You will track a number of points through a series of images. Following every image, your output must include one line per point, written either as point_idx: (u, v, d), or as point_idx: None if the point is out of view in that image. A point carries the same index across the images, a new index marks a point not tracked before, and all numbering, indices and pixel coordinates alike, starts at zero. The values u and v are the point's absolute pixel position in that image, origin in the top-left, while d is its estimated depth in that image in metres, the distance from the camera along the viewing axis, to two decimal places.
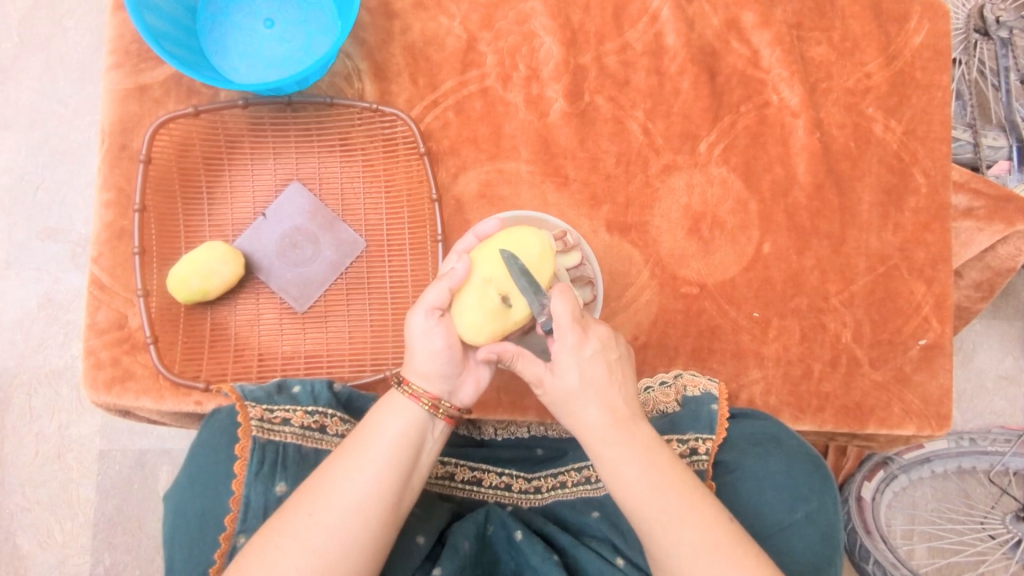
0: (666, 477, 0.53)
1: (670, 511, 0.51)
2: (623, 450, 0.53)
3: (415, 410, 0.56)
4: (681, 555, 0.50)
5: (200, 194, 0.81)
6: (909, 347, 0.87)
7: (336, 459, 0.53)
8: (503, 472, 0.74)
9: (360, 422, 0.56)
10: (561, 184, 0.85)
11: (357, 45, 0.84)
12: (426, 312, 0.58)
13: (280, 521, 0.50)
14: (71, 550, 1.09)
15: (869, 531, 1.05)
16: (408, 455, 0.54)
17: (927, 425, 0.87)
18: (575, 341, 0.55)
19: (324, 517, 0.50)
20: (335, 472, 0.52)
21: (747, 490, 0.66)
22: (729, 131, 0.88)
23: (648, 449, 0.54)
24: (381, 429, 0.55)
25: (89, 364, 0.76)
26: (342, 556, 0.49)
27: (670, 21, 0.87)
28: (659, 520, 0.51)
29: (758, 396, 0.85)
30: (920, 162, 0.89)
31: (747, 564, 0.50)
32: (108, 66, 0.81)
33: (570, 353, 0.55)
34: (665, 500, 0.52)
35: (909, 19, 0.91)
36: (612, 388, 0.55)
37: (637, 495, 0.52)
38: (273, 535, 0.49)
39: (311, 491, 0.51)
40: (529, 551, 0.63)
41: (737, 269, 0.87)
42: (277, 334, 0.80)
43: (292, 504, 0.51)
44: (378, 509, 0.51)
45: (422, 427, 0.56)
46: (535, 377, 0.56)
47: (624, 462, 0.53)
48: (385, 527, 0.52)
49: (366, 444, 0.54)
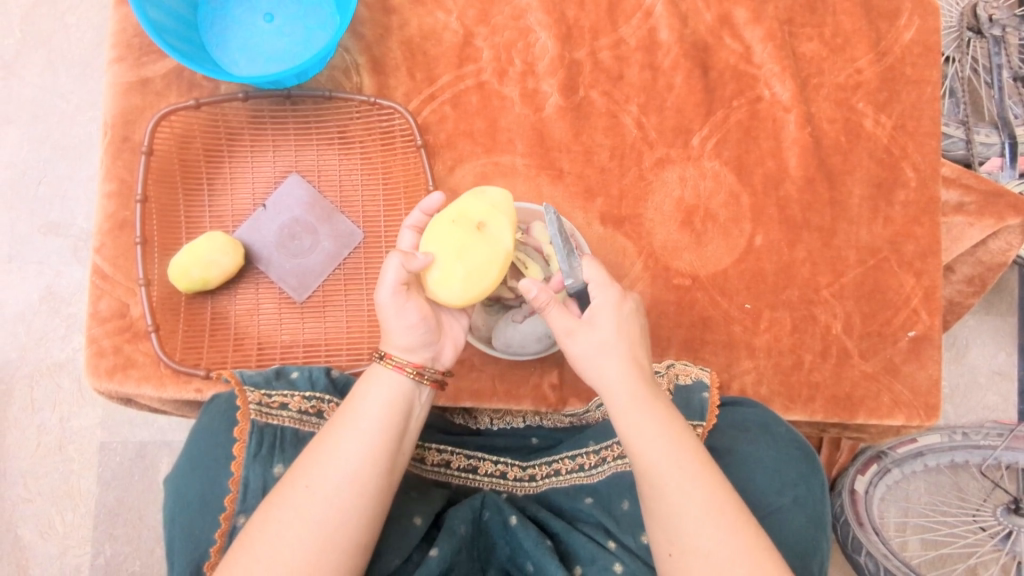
0: (681, 438, 0.55)
1: (682, 473, 0.53)
2: (645, 412, 0.55)
3: (401, 380, 0.57)
4: (688, 515, 0.51)
5: (200, 186, 0.82)
6: (898, 338, 0.89)
7: (328, 433, 0.54)
8: (498, 460, 0.75)
9: (348, 394, 0.58)
10: (556, 177, 0.87)
11: (355, 39, 0.85)
12: (394, 293, 0.58)
13: (280, 495, 0.52)
14: (72, 541, 1.11)
15: (861, 523, 1.07)
16: (399, 421, 0.56)
17: (916, 415, 0.88)
18: (614, 298, 0.59)
19: (322, 489, 0.51)
20: (328, 446, 0.53)
21: (734, 474, 0.68)
22: (721, 126, 0.89)
23: (667, 413, 0.56)
24: (366, 399, 0.56)
25: (91, 352, 0.77)
26: (340, 523, 0.51)
27: (663, 17, 0.88)
28: (670, 476, 0.53)
29: (749, 385, 0.87)
30: (910, 157, 0.91)
31: (746, 533, 0.51)
32: (109, 59, 0.82)
33: (603, 308, 0.59)
34: (681, 459, 0.53)
35: (899, 16, 0.92)
36: (639, 348, 0.59)
37: (653, 452, 0.54)
38: (272, 509, 0.51)
39: (306, 466, 0.53)
40: (523, 535, 0.65)
41: (729, 261, 0.88)
42: (276, 324, 0.82)
43: (288, 479, 0.52)
44: (373, 476, 0.53)
45: (410, 395, 0.58)
46: (564, 324, 0.58)
47: (648, 423, 0.55)
48: (381, 494, 0.54)
49: (357, 416, 0.55)
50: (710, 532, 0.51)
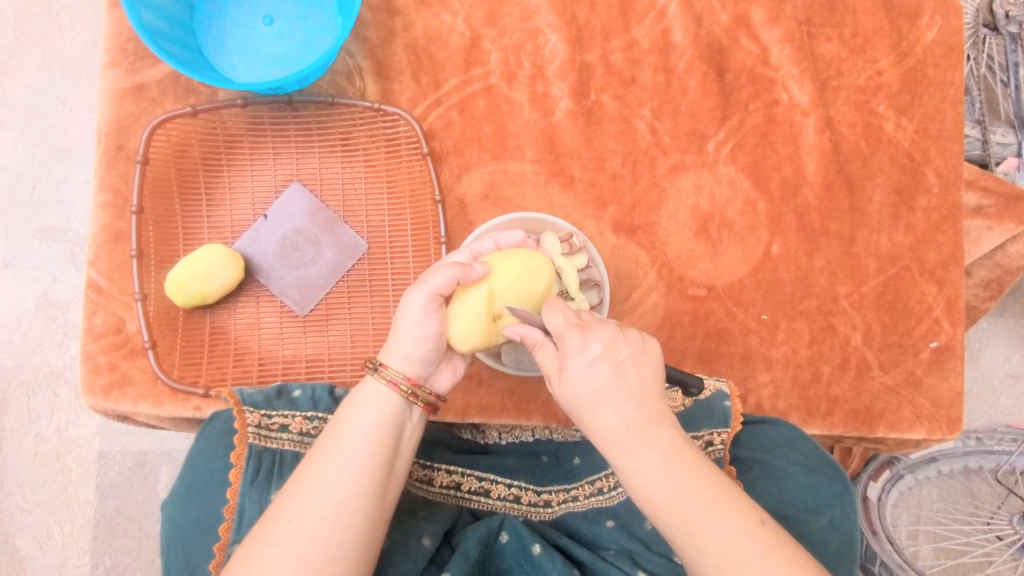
0: (686, 482, 0.49)
1: (695, 515, 0.48)
2: (637, 461, 0.50)
3: (393, 397, 0.55)
4: (705, 562, 0.48)
5: (198, 196, 0.79)
6: (919, 350, 0.86)
7: (311, 460, 0.52)
8: (512, 484, 0.73)
9: (332, 419, 0.55)
10: (566, 184, 0.84)
11: (358, 43, 0.82)
12: (428, 298, 0.56)
13: (261, 530, 0.49)
14: (71, 551, 1.08)
15: (875, 532, 1.04)
16: (385, 446, 0.53)
17: (937, 428, 0.85)
18: (576, 345, 0.52)
19: (307, 520, 0.49)
20: (310, 476, 0.50)
21: (766, 486, 0.65)
22: (738, 130, 0.86)
23: (668, 449, 0.50)
24: (351, 423, 0.54)
25: (86, 370, 0.75)
26: (324, 557, 0.48)
27: (677, 17, 0.85)
28: (683, 527, 0.48)
29: (766, 399, 0.84)
30: (931, 161, 0.88)
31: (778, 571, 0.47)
32: (103, 64, 0.79)
33: (573, 356, 0.52)
34: (696, 500, 0.49)
35: (922, 15, 0.89)
36: (623, 388, 0.51)
37: (664, 499, 0.49)
38: (254, 546, 0.48)
39: (289, 497, 0.50)
40: (548, 565, 0.61)
41: (745, 270, 0.85)
42: (277, 338, 0.79)
43: (272, 512, 0.50)
44: (360, 506, 0.50)
45: (400, 417, 0.55)
46: (547, 371, 0.54)
47: (646, 471, 0.49)
48: (370, 523, 0.51)
49: (340, 440, 0.53)
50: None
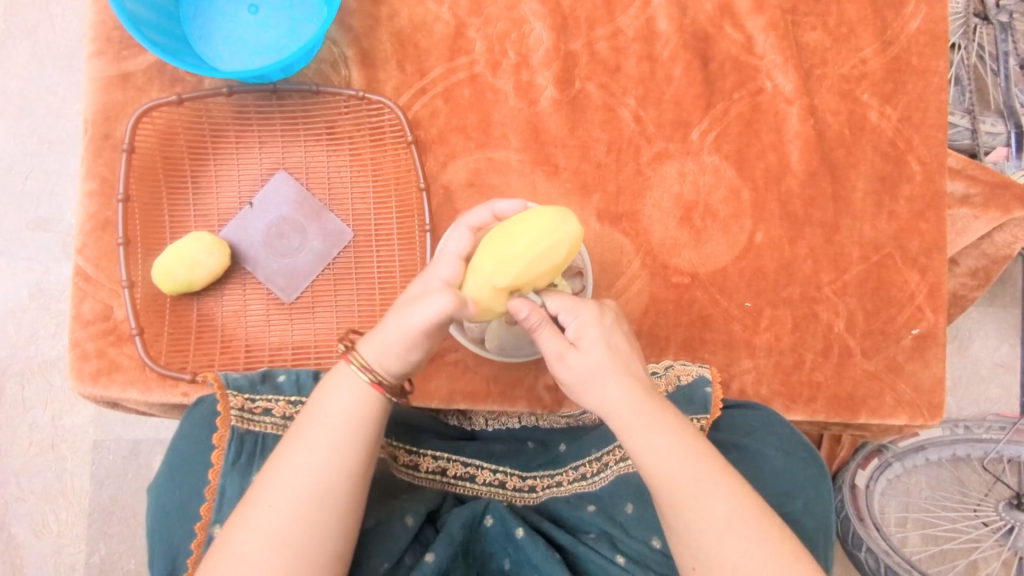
0: (691, 450, 0.53)
1: (700, 484, 0.51)
2: (652, 423, 0.53)
3: (370, 392, 0.54)
4: (707, 528, 0.50)
5: (184, 184, 0.80)
6: (902, 336, 0.87)
7: (288, 444, 0.52)
8: (497, 469, 0.74)
9: (308, 403, 0.55)
10: (551, 173, 0.84)
11: (343, 31, 0.82)
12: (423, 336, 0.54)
13: (241, 516, 0.50)
14: (66, 539, 1.10)
15: (861, 518, 1.06)
16: (366, 428, 0.54)
17: (919, 414, 0.86)
18: (593, 314, 0.56)
19: (286, 504, 0.50)
20: (289, 460, 0.51)
21: (743, 469, 0.66)
22: (722, 119, 0.86)
23: (672, 419, 0.54)
24: (327, 407, 0.54)
25: (75, 356, 0.75)
26: (308, 537, 0.49)
27: (662, 6, 0.86)
28: (689, 491, 0.51)
29: (749, 385, 0.85)
30: (915, 150, 0.88)
31: (771, 536, 0.50)
32: (89, 53, 0.79)
33: (591, 326, 0.55)
34: (696, 469, 0.52)
35: (906, 4, 0.89)
36: (630, 359, 0.56)
37: (669, 468, 0.52)
38: (234, 531, 0.49)
39: (268, 483, 0.51)
40: (531, 548, 0.62)
41: (729, 258, 0.86)
42: (264, 326, 0.80)
43: (250, 498, 0.51)
44: (342, 488, 0.51)
45: (378, 404, 0.54)
46: (554, 348, 0.54)
47: (659, 435, 0.53)
48: (353, 503, 0.52)
49: (318, 425, 0.53)
50: (732, 544, 0.50)
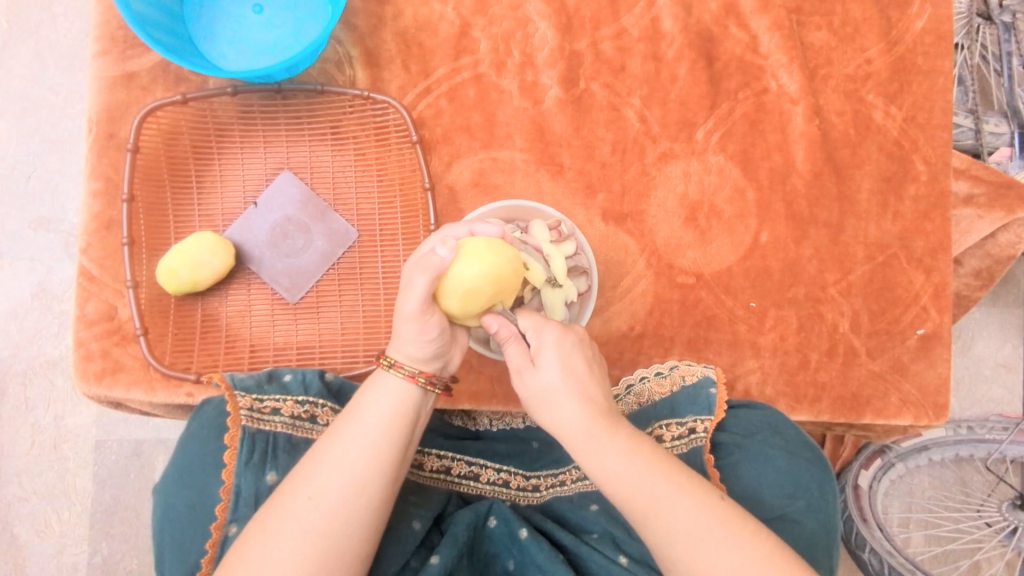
0: (652, 463, 0.51)
1: (662, 497, 0.50)
2: (610, 441, 0.52)
3: (410, 389, 0.55)
4: (673, 540, 0.49)
5: (189, 184, 0.80)
6: (906, 337, 0.87)
7: (330, 441, 0.52)
8: (501, 469, 0.74)
9: (350, 399, 0.55)
10: (556, 173, 0.84)
11: (348, 31, 0.82)
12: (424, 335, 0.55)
13: (280, 507, 0.49)
14: (68, 539, 1.10)
15: (865, 519, 1.05)
16: (405, 426, 0.54)
17: (924, 415, 0.86)
18: (556, 335, 0.55)
19: (333, 501, 0.49)
20: (328, 454, 0.51)
21: (747, 470, 0.66)
22: (727, 118, 0.86)
23: (631, 435, 0.53)
24: (371, 404, 0.54)
25: (79, 356, 0.75)
26: (342, 534, 0.49)
27: (667, 6, 0.86)
28: (654, 504, 0.50)
29: (753, 386, 0.84)
30: (920, 149, 0.88)
31: (743, 548, 0.48)
32: (94, 53, 0.79)
33: (550, 348, 0.54)
34: (657, 482, 0.50)
35: (911, 4, 0.89)
36: (591, 381, 0.54)
37: (627, 484, 0.50)
38: (273, 522, 0.49)
39: (307, 476, 0.50)
40: (535, 549, 0.62)
41: (734, 258, 0.86)
42: (269, 326, 0.79)
43: (288, 490, 0.50)
44: (379, 486, 0.51)
45: (416, 404, 0.55)
46: (517, 363, 0.55)
47: (618, 452, 0.51)
48: (385, 503, 0.52)
49: (358, 421, 0.53)
50: (701, 556, 0.48)
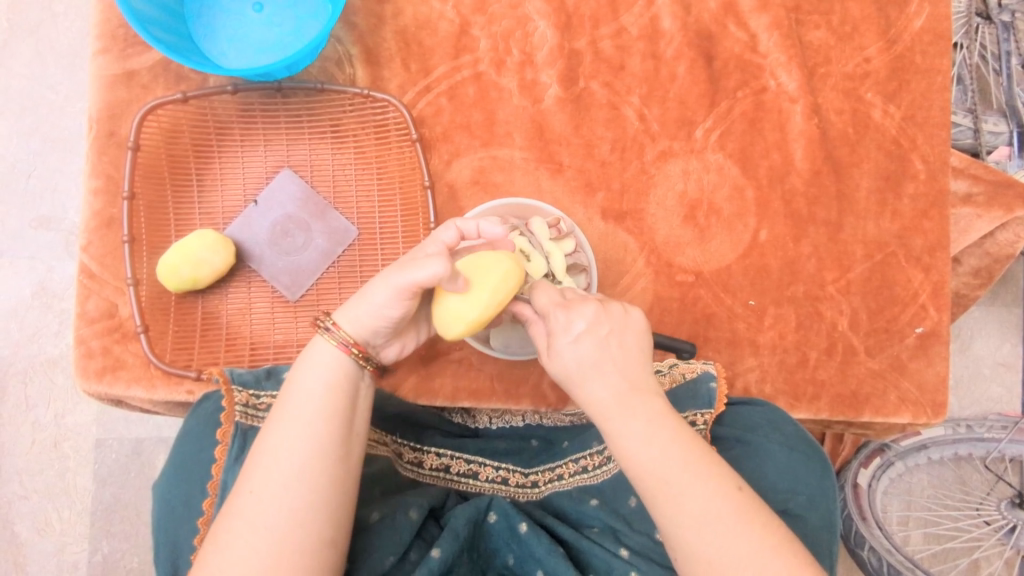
0: (665, 440, 0.51)
1: (672, 478, 0.50)
2: (627, 419, 0.52)
3: (342, 360, 0.56)
4: (684, 522, 0.49)
5: (189, 181, 0.80)
6: (905, 335, 0.87)
7: (267, 434, 0.52)
8: (499, 466, 0.75)
9: (284, 386, 0.56)
10: (555, 171, 0.84)
11: (348, 29, 0.82)
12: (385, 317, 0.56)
13: (229, 506, 0.50)
14: (69, 538, 1.10)
15: (864, 517, 1.05)
16: (339, 407, 0.54)
17: (923, 413, 0.86)
18: (569, 319, 0.55)
19: (275, 491, 0.50)
20: (268, 446, 0.51)
21: (747, 465, 0.66)
22: (726, 117, 0.86)
23: (649, 410, 0.53)
24: (300, 391, 0.54)
25: (80, 354, 0.75)
26: (294, 523, 0.49)
27: (666, 5, 0.86)
28: (665, 487, 0.50)
29: (752, 383, 0.85)
30: (919, 148, 0.88)
31: (751, 526, 0.49)
32: (94, 51, 0.79)
33: (563, 334, 0.55)
34: (668, 462, 0.50)
35: (909, 3, 0.89)
36: (610, 358, 0.54)
37: (639, 464, 0.51)
38: (225, 520, 0.49)
39: (251, 470, 0.51)
40: (534, 543, 0.62)
41: (733, 256, 0.86)
42: (269, 324, 0.80)
43: (236, 488, 0.51)
44: (324, 470, 0.51)
45: (352, 379, 0.56)
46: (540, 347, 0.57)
47: (634, 431, 0.51)
48: (336, 485, 0.52)
49: (292, 408, 0.53)
50: (709, 538, 0.48)
